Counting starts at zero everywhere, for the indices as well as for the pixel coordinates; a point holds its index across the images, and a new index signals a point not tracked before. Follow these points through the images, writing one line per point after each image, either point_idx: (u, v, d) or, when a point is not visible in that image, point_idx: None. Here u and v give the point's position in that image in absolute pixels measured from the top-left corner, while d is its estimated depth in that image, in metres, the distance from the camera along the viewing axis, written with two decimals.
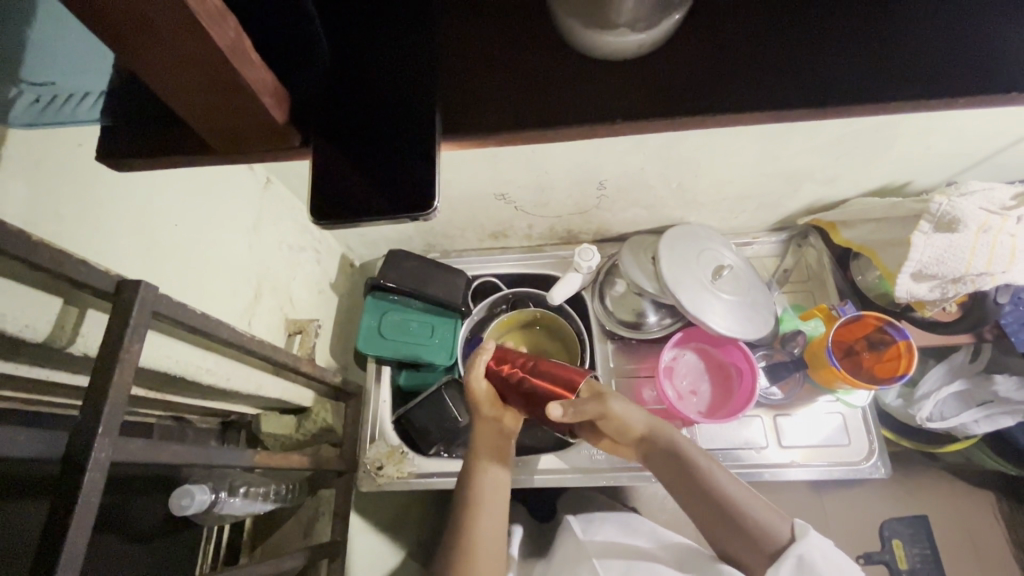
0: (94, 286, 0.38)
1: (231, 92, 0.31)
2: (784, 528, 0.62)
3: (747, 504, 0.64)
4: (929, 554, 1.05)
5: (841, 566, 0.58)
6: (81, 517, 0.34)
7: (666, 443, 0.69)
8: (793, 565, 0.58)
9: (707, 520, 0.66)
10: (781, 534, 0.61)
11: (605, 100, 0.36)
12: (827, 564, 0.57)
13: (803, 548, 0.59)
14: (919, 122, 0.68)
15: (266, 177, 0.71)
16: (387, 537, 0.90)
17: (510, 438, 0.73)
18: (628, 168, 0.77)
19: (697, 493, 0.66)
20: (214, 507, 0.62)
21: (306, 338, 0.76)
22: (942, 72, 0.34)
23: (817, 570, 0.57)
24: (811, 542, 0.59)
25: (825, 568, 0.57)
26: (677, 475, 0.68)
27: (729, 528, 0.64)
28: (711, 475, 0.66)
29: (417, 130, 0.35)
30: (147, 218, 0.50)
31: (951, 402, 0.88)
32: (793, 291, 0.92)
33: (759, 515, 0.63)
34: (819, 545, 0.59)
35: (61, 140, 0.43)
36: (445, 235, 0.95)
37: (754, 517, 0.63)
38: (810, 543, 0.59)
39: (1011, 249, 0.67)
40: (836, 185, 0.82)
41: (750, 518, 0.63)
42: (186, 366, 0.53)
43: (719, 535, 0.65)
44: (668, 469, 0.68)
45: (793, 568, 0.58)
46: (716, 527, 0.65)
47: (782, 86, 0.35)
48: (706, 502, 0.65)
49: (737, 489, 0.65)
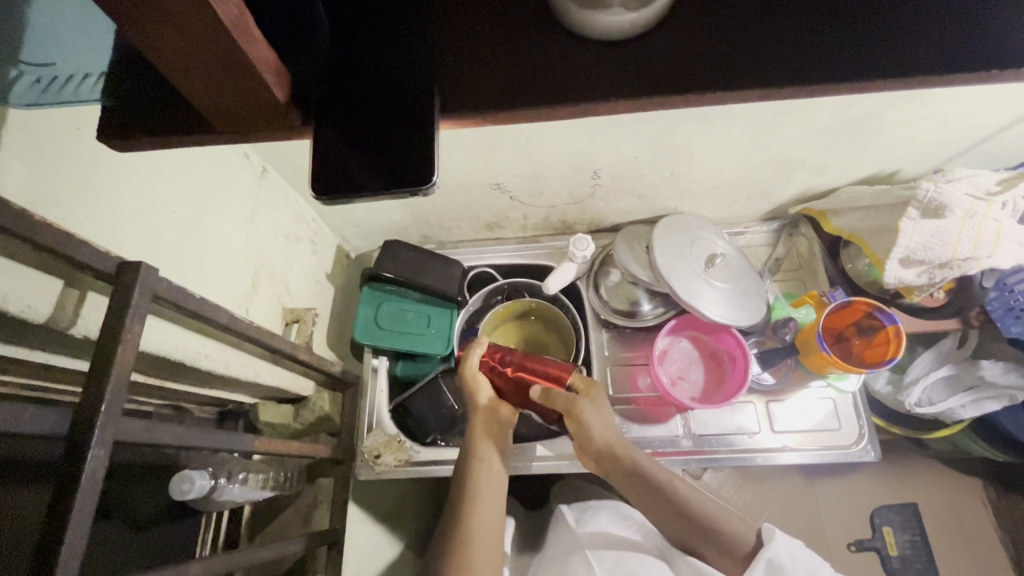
0: (96, 267, 0.39)
1: (234, 71, 0.31)
2: (751, 535, 0.65)
3: (717, 516, 0.66)
4: (918, 539, 1.09)
5: (807, 565, 0.61)
6: (85, 493, 0.35)
7: (629, 464, 0.67)
8: (764, 569, 0.61)
9: (676, 533, 0.67)
10: (748, 540, 0.64)
11: (600, 76, 0.36)
12: (796, 566, 0.61)
13: (772, 551, 0.62)
14: (907, 110, 0.69)
15: (262, 166, 0.71)
16: (385, 526, 0.91)
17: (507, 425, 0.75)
18: (622, 156, 0.78)
19: (663, 507, 0.67)
20: (214, 493, 0.63)
21: (303, 326, 0.76)
22: (927, 50, 0.35)
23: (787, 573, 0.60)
24: (780, 544, 0.62)
25: (794, 568, 0.60)
26: (644, 493, 0.68)
27: (697, 537, 0.66)
28: (681, 493, 0.67)
29: (414, 110, 0.36)
30: (143, 202, 0.50)
31: (939, 387, 0.89)
32: (786, 279, 0.93)
33: (729, 525, 0.66)
34: (787, 545, 0.62)
35: (60, 123, 0.43)
36: (441, 225, 0.96)
37: (725, 526, 0.65)
38: (779, 545, 0.62)
39: (996, 234, 0.68)
40: (826, 173, 0.83)
41: (720, 529, 0.65)
42: (186, 351, 0.53)
43: (686, 542, 0.67)
44: (633, 487, 0.68)
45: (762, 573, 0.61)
46: (683, 535, 0.67)
47: (771, 64, 0.35)
48: (675, 516, 0.67)
49: (706, 503, 0.67)
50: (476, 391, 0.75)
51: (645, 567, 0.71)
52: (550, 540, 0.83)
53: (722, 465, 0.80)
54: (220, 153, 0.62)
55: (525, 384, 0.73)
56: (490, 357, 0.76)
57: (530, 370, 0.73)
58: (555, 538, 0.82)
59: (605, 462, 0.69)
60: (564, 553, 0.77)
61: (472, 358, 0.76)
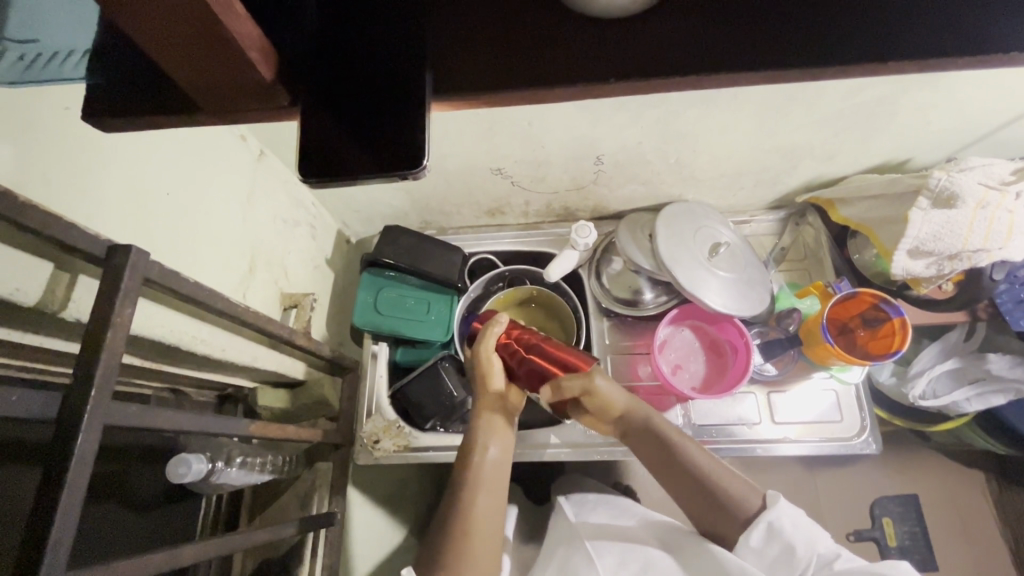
0: (85, 250, 0.38)
1: (213, 45, 0.30)
2: (753, 497, 0.63)
3: (722, 473, 0.65)
4: (918, 531, 1.09)
5: (809, 532, 0.60)
6: (74, 477, 0.35)
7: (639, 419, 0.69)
8: (764, 531, 0.60)
9: (687, 499, 0.66)
10: (752, 505, 0.63)
11: (599, 55, 0.35)
12: (796, 532, 0.60)
13: (773, 514, 0.61)
14: (920, 96, 0.67)
15: (259, 149, 0.70)
16: (384, 510, 0.92)
17: (512, 414, 0.74)
18: (626, 141, 0.76)
19: (668, 465, 0.67)
20: (212, 477, 0.64)
21: (301, 311, 0.75)
22: (937, 28, 0.33)
23: (787, 536, 0.59)
24: (782, 509, 0.61)
25: (794, 536, 0.59)
26: (652, 453, 0.68)
27: (704, 498, 0.64)
28: (688, 451, 0.66)
29: (404, 92, 0.35)
30: (135, 182, 0.50)
31: (945, 380, 0.88)
32: (790, 270, 0.92)
33: (730, 479, 0.65)
34: (788, 511, 0.61)
35: (49, 102, 0.42)
36: (441, 211, 0.94)
37: (729, 487, 0.64)
38: (780, 510, 0.61)
39: (1009, 225, 0.66)
40: (835, 161, 0.81)
41: (725, 488, 0.64)
42: (181, 336, 0.53)
43: (697, 515, 0.66)
44: (648, 449, 0.68)
45: (763, 535, 0.60)
46: (692, 502, 0.65)
47: (774, 46, 0.34)
48: (681, 473, 0.66)
49: (711, 462, 0.66)
50: (485, 374, 0.73)
51: (646, 563, 0.70)
52: (552, 533, 0.83)
53: (723, 455, 0.79)
54: (216, 136, 0.61)
55: (538, 371, 0.70)
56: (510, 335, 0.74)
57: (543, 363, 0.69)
58: (556, 530, 0.82)
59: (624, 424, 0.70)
60: (567, 545, 0.76)
61: (486, 341, 0.74)
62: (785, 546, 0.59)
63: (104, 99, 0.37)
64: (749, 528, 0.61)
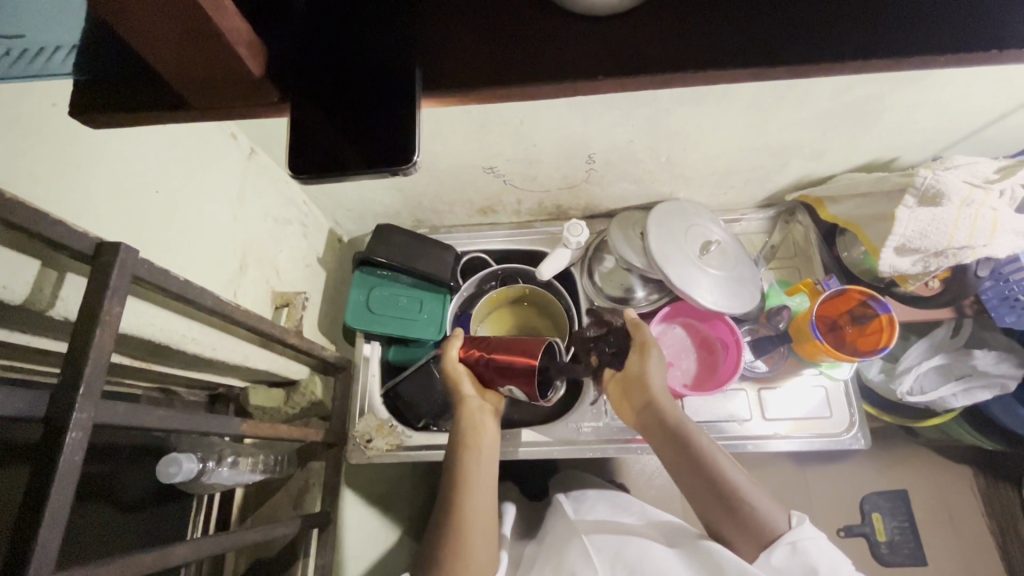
0: (73, 247, 0.38)
1: (205, 42, 0.30)
2: (780, 518, 0.62)
3: (750, 493, 0.64)
4: (906, 525, 1.10)
5: (833, 558, 0.59)
6: (62, 475, 0.34)
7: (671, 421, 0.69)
8: (787, 551, 0.59)
9: (705, 508, 0.66)
10: (778, 524, 0.62)
11: (589, 51, 0.35)
12: (820, 555, 0.59)
13: (797, 535, 0.60)
14: (906, 97, 0.68)
15: (249, 147, 0.70)
16: (377, 509, 0.91)
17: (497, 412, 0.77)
18: (617, 139, 0.76)
19: (696, 474, 0.66)
20: (203, 476, 0.63)
21: (292, 310, 0.75)
22: (918, 26, 0.34)
23: (808, 556, 0.59)
24: (807, 531, 0.61)
25: (816, 556, 0.58)
26: (679, 455, 0.67)
27: (728, 513, 0.64)
28: (716, 462, 0.66)
29: (393, 89, 0.35)
30: (122, 177, 0.49)
31: (931, 376, 0.89)
32: (780, 267, 0.93)
33: (753, 499, 0.64)
34: (812, 535, 0.61)
35: (36, 98, 0.42)
36: (434, 210, 0.94)
37: (752, 504, 0.63)
38: (804, 532, 0.61)
39: (993, 223, 0.67)
40: (824, 160, 0.82)
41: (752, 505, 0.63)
42: (170, 335, 0.52)
43: (714, 522, 0.65)
44: (676, 451, 0.68)
45: (784, 556, 0.59)
46: (715, 516, 0.65)
47: (761, 44, 0.34)
48: (707, 483, 0.65)
49: (740, 478, 0.65)
50: (458, 382, 0.75)
51: (644, 552, 0.69)
52: (548, 530, 0.83)
53: None
54: (204, 133, 0.61)
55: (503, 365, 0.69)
56: (467, 346, 0.74)
57: (505, 356, 0.69)
58: (554, 527, 0.82)
59: (646, 415, 0.72)
60: (562, 542, 0.76)
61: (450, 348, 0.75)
62: (808, 567, 0.58)
63: (87, 94, 0.36)
64: (770, 548, 0.60)
